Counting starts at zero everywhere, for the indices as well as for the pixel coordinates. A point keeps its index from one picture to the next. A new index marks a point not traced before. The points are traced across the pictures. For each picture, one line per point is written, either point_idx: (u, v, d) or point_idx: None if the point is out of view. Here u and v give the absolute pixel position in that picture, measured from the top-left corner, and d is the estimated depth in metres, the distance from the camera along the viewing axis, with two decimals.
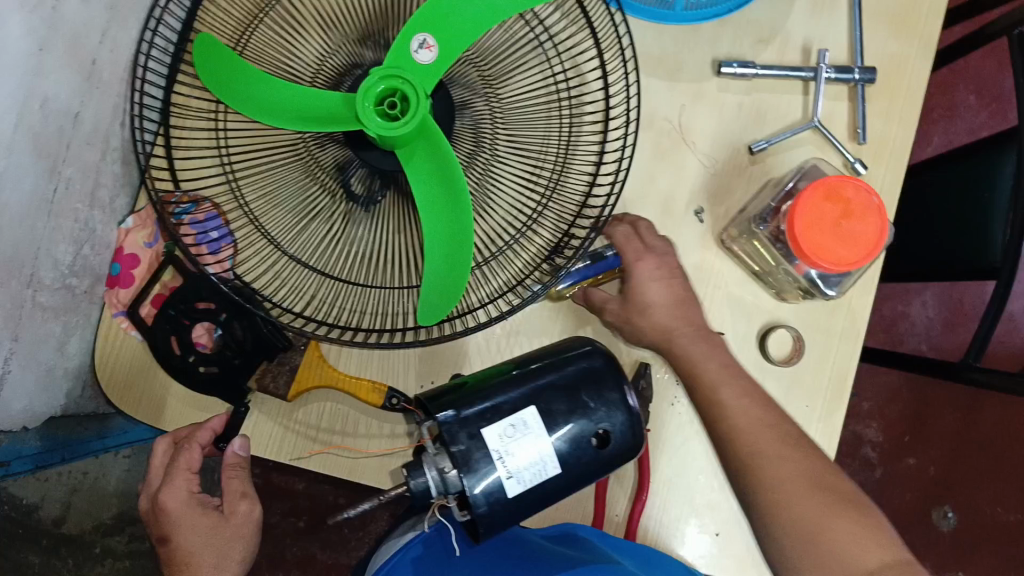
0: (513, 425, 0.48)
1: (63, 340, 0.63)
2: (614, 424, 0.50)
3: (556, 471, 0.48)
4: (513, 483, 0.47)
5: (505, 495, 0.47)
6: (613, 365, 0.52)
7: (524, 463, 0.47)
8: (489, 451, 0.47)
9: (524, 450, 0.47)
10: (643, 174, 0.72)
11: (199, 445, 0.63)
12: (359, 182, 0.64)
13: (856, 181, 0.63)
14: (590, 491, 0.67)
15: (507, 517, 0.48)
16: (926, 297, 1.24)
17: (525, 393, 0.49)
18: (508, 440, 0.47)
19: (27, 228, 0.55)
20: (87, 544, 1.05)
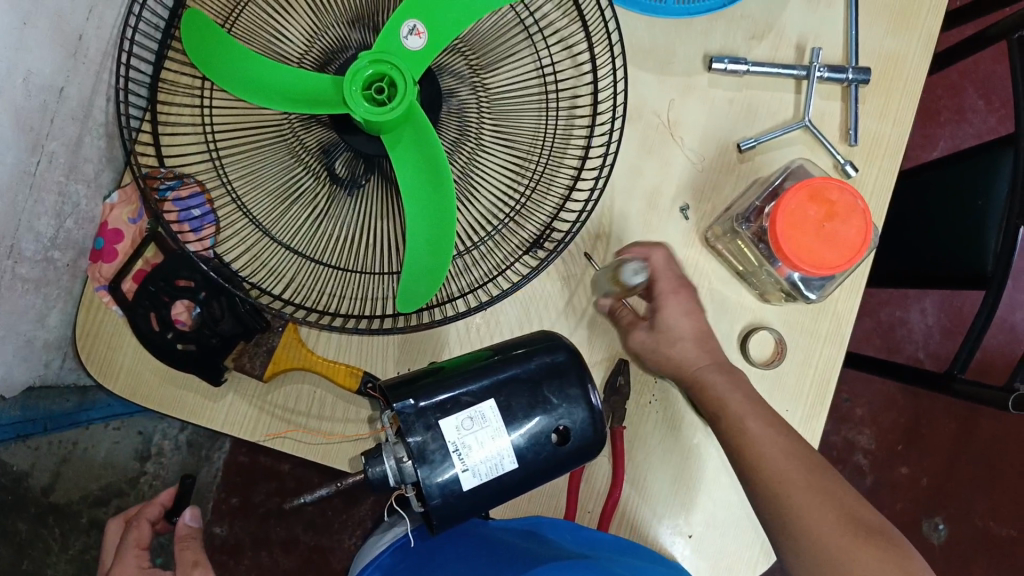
0: (471, 417, 0.48)
1: (43, 312, 0.64)
2: (575, 420, 0.50)
3: (512, 465, 0.48)
4: (468, 476, 0.47)
5: (460, 488, 0.47)
6: (576, 360, 0.52)
7: (480, 457, 0.48)
8: (445, 444, 0.47)
9: (479, 444, 0.48)
10: (631, 168, 0.72)
11: (147, 521, 0.77)
12: (343, 166, 0.65)
13: (841, 182, 0.62)
14: (563, 485, 0.67)
15: (462, 508, 0.48)
16: (924, 303, 1.22)
17: (487, 387, 0.49)
18: (464, 432, 0.48)
19: (8, 200, 0.56)
20: (74, 515, 1.07)
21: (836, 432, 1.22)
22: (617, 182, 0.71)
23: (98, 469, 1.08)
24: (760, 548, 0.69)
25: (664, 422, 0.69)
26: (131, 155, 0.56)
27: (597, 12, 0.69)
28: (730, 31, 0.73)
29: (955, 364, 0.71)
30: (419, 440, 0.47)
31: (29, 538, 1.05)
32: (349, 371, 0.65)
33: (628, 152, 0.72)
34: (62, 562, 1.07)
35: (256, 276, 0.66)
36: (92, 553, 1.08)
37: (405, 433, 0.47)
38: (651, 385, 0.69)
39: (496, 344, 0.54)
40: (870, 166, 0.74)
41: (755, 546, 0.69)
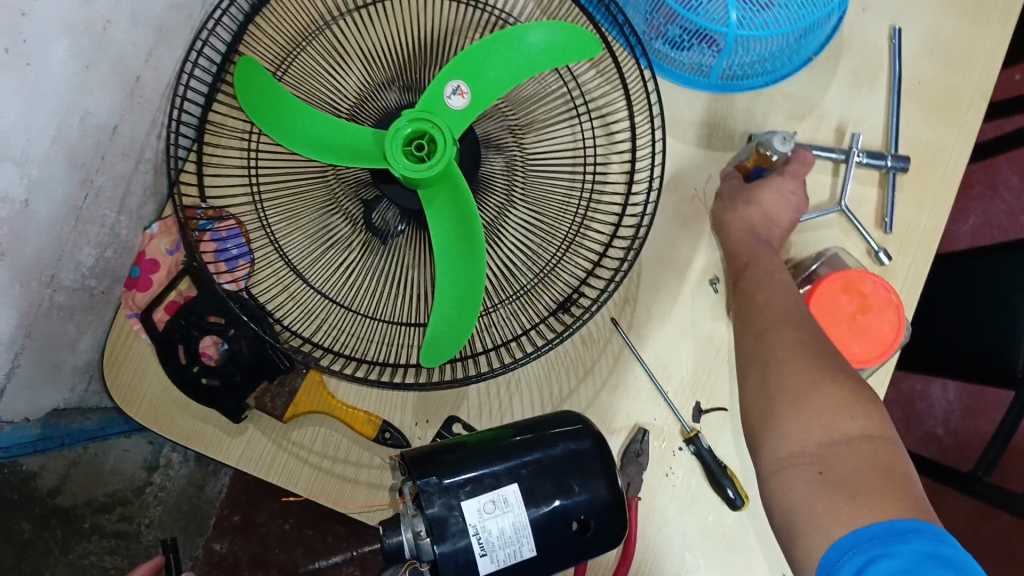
0: (493, 501, 0.48)
1: (75, 338, 0.64)
2: (595, 511, 0.50)
3: (531, 553, 0.49)
4: (486, 561, 0.47)
5: (477, 572, 0.47)
6: (601, 448, 0.52)
7: (499, 540, 0.48)
8: (466, 525, 0.47)
9: (498, 526, 0.48)
10: (663, 239, 0.72)
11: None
12: (380, 216, 0.66)
13: (878, 276, 0.62)
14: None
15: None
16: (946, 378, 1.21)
17: (511, 469, 0.49)
18: (486, 516, 0.48)
19: (53, 233, 0.55)
20: (77, 520, 1.07)
21: None
22: (650, 252, 0.72)
23: (106, 476, 1.08)
24: None
25: (679, 496, 0.69)
26: (175, 192, 0.58)
27: (639, 83, 0.71)
28: (773, 108, 0.74)
29: (981, 464, 0.73)
30: (440, 514, 0.47)
31: (31, 538, 1.05)
32: (368, 417, 0.67)
33: (661, 222, 0.72)
34: (61, 567, 1.06)
35: (284, 316, 0.67)
36: (91, 559, 1.08)
37: (425, 505, 0.47)
38: (668, 458, 0.69)
39: (518, 422, 0.54)
40: (904, 254, 0.74)
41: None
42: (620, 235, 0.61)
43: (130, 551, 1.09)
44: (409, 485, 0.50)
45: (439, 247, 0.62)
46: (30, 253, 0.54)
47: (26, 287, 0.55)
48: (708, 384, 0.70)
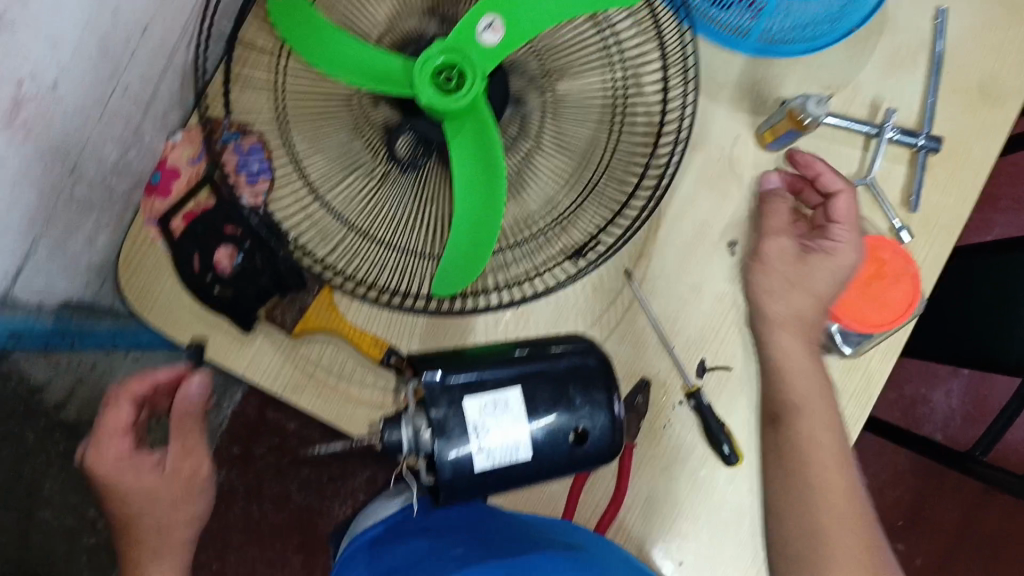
0: (495, 402, 0.48)
1: (93, 234, 0.64)
2: (594, 425, 0.50)
3: (527, 456, 0.49)
4: (482, 457, 0.48)
5: (472, 468, 0.48)
6: (604, 368, 0.52)
7: (496, 440, 0.48)
8: (465, 421, 0.48)
9: (497, 427, 0.48)
10: (684, 198, 0.71)
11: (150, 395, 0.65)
12: (404, 145, 0.65)
13: (894, 246, 0.62)
14: (563, 485, 0.69)
15: (472, 487, 0.49)
16: (950, 385, 1.20)
17: (513, 375, 0.50)
18: (486, 415, 0.48)
19: (76, 123, 0.55)
20: (82, 435, 1.10)
21: None
22: (669, 208, 0.71)
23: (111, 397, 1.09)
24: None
25: (673, 448, 0.69)
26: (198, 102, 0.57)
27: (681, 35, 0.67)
28: (808, 78, 0.73)
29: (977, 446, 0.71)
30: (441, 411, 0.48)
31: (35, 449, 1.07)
32: (373, 341, 0.67)
33: (684, 180, 0.71)
34: (61, 477, 1.11)
35: (301, 232, 0.66)
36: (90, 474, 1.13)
37: (431, 407, 0.48)
38: (666, 409, 0.70)
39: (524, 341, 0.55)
40: (925, 235, 0.73)
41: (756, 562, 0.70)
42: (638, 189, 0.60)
43: None
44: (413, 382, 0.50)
45: (459, 181, 0.61)
46: (55, 137, 0.53)
47: (48, 174, 0.55)
48: (714, 342, 0.71)
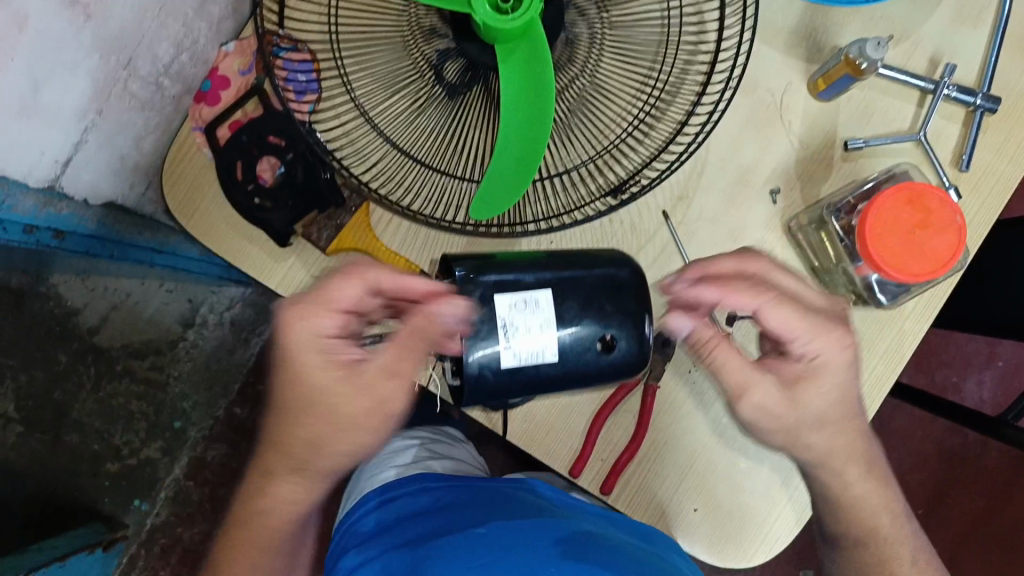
0: (525, 301, 0.50)
1: (140, 134, 0.65)
2: (622, 334, 0.52)
3: (553, 358, 0.51)
4: (508, 355, 0.50)
5: (499, 364, 0.49)
6: (637, 279, 0.54)
7: (524, 339, 0.50)
8: (495, 318, 0.50)
9: (526, 327, 0.50)
10: (731, 140, 0.70)
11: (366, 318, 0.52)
12: (451, 68, 0.64)
13: (943, 194, 0.61)
14: (590, 408, 0.68)
15: (499, 384, 0.51)
16: (982, 376, 1.17)
17: (547, 279, 0.52)
18: (515, 311, 0.50)
19: (138, 13, 0.56)
20: (110, 360, 1.11)
21: None
22: (714, 151, 0.70)
23: (143, 326, 1.11)
24: (767, 531, 0.70)
25: (697, 393, 0.69)
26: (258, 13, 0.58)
27: None
28: (867, 28, 0.71)
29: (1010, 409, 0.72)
30: (473, 308, 0.50)
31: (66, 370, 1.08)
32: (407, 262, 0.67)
33: (733, 124, 0.70)
34: (89, 401, 1.11)
35: (342, 153, 0.68)
36: (120, 400, 1.14)
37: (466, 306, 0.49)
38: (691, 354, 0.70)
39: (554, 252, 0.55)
40: (973, 197, 0.71)
41: (769, 522, 0.70)
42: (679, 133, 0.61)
43: (156, 399, 1.16)
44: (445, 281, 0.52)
45: (505, 104, 0.61)
46: (113, 26, 0.54)
47: (106, 62, 0.56)
48: None
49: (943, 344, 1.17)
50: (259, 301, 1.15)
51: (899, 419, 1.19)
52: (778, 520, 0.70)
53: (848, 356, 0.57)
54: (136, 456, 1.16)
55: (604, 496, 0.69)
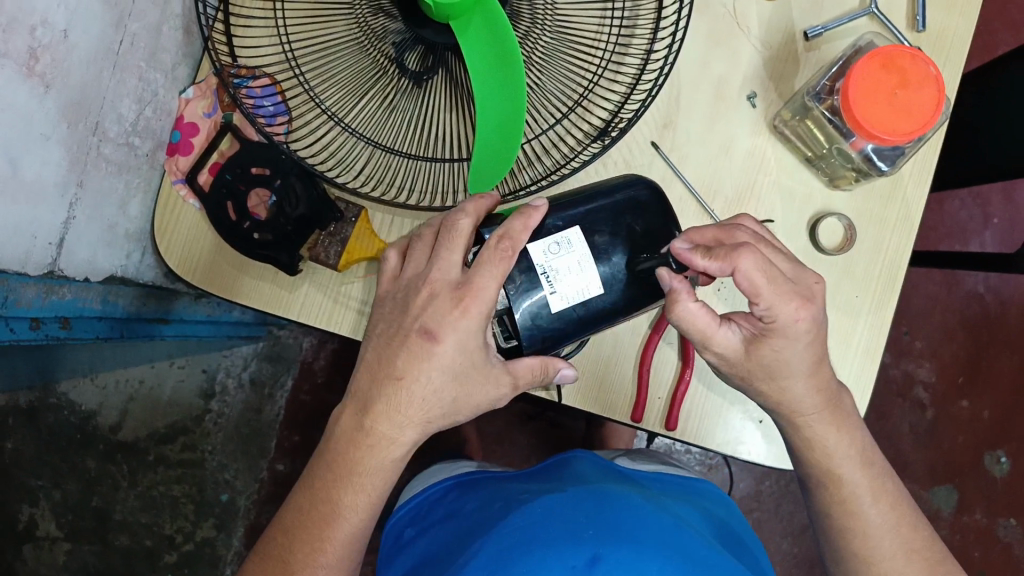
0: (558, 243, 0.55)
1: (125, 200, 0.65)
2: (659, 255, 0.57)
3: (598, 290, 0.55)
4: (556, 298, 0.54)
5: (549, 308, 0.54)
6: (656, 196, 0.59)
7: (566, 280, 0.54)
8: (533, 266, 0.54)
9: (565, 265, 0.54)
10: (696, 60, 0.70)
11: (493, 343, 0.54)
12: (413, 57, 0.63)
13: (912, 50, 0.62)
14: (633, 351, 0.69)
15: (553, 329, 0.55)
16: (984, 237, 1.20)
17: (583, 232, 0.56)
18: (550, 256, 0.54)
19: (95, 74, 0.56)
20: (142, 452, 1.12)
21: (895, 365, 1.22)
22: (682, 73, 0.70)
23: (164, 407, 1.12)
24: None
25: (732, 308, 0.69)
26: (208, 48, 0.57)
27: None
28: None
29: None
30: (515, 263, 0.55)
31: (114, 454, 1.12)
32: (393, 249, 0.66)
33: (694, 44, 0.70)
34: (130, 498, 1.12)
35: (329, 167, 0.67)
36: (160, 489, 1.13)
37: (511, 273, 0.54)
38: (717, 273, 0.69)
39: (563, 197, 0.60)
40: (938, 53, 0.71)
41: None
42: (648, 60, 0.61)
43: (196, 478, 1.13)
44: (472, 248, 0.56)
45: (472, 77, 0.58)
46: (74, 90, 0.55)
47: (74, 130, 0.56)
48: (753, 198, 0.71)
49: (938, 218, 1.20)
50: (273, 350, 1.13)
51: (918, 300, 1.22)
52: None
53: (804, 327, 0.53)
54: (192, 540, 1.13)
55: (669, 432, 0.70)
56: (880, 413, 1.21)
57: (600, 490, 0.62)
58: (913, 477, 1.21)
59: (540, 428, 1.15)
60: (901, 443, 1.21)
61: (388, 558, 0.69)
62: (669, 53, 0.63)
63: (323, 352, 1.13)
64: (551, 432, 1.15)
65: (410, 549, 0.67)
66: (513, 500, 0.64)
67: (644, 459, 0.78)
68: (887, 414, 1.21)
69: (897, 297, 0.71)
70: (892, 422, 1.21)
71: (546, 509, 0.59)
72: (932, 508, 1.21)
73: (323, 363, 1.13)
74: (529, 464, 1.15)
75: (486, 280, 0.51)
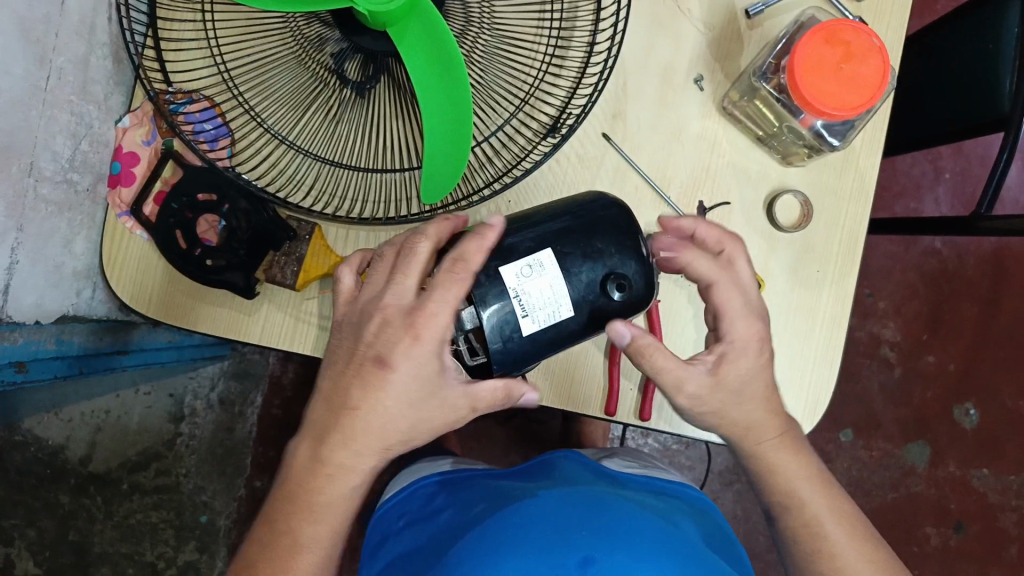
0: (530, 265, 0.54)
1: (70, 237, 0.62)
2: (626, 271, 0.57)
3: (568, 313, 0.55)
4: (528, 322, 0.54)
5: (521, 332, 0.54)
6: (626, 216, 0.59)
7: (538, 303, 0.54)
8: (506, 290, 0.54)
9: (537, 288, 0.54)
10: (639, 47, 0.70)
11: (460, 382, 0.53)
12: (354, 67, 0.62)
13: (856, 23, 0.62)
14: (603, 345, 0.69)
15: (525, 351, 0.55)
16: (937, 193, 1.23)
17: (543, 243, 0.56)
18: (523, 278, 0.54)
19: (21, 114, 0.54)
20: (115, 482, 1.10)
21: (860, 327, 1.25)
22: (628, 61, 0.70)
23: (134, 435, 1.10)
24: (807, 403, 0.71)
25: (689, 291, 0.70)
26: (140, 75, 0.55)
27: None
28: None
29: (982, 205, 0.76)
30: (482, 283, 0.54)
31: (86, 489, 1.10)
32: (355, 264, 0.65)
33: (637, 28, 0.70)
34: (108, 529, 1.10)
35: (278, 186, 0.66)
36: (137, 517, 1.11)
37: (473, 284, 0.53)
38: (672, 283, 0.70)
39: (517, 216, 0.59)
40: (878, 22, 0.72)
41: (801, 405, 0.71)
42: (592, 53, 0.61)
43: (174, 503, 1.11)
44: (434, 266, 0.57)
45: (416, 83, 0.56)
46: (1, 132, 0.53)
47: (7, 173, 0.54)
48: (709, 182, 0.71)
49: (890, 178, 1.23)
50: (240, 367, 1.11)
51: (877, 261, 1.25)
52: (812, 387, 0.71)
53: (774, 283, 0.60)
54: (176, 565, 1.12)
55: (644, 422, 0.70)
56: (849, 375, 1.24)
57: (594, 492, 0.63)
58: (887, 436, 1.25)
59: (516, 421, 1.16)
60: (871, 403, 1.25)
61: (366, 556, 0.69)
62: (613, 45, 0.62)
63: (291, 366, 1.11)
64: (528, 425, 1.16)
65: (392, 539, 0.67)
66: (509, 495, 0.64)
67: (634, 463, 0.78)
68: (857, 375, 1.24)
69: (857, 268, 0.72)
70: (862, 383, 1.24)
71: (538, 506, 0.60)
72: (907, 465, 1.25)
73: (292, 376, 1.11)
74: (510, 457, 1.16)
75: (444, 301, 0.51)
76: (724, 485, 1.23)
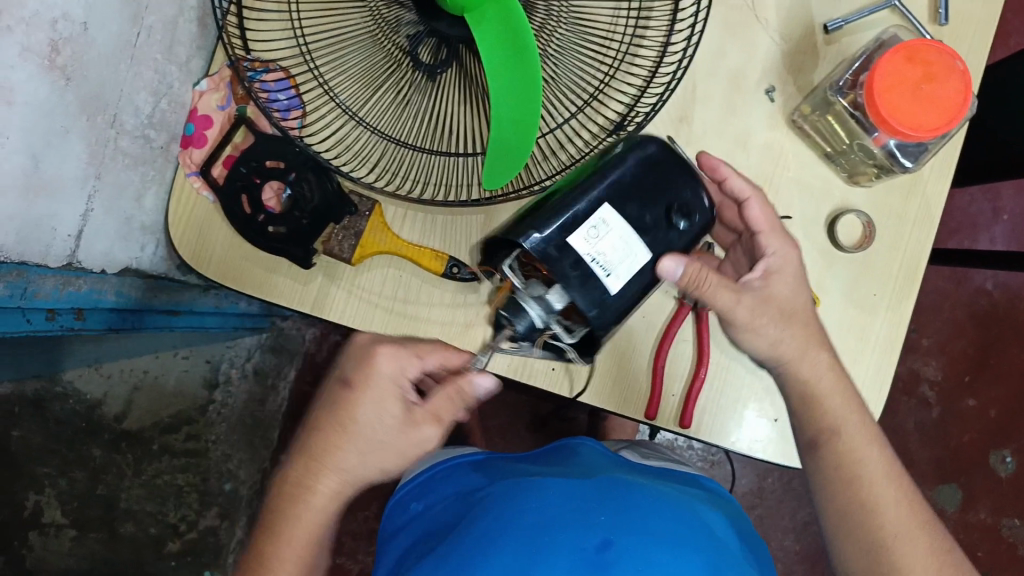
0: (596, 226, 0.56)
1: (140, 193, 0.64)
2: (691, 209, 0.58)
3: (646, 253, 0.57)
4: (614, 279, 0.56)
5: (611, 290, 0.56)
6: (698, 204, 0.59)
7: (616, 257, 0.56)
8: (582, 258, 0.55)
9: (610, 244, 0.56)
10: (712, 52, 0.70)
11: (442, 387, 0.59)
12: (427, 50, 0.62)
13: (938, 43, 0.61)
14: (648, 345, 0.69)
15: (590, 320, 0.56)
16: (994, 232, 1.20)
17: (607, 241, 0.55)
18: (594, 241, 0.56)
19: (112, 68, 0.56)
20: (147, 442, 1.12)
21: (901, 362, 1.22)
22: (699, 66, 0.70)
23: (169, 398, 1.12)
24: None
25: None
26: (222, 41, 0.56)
27: None
28: None
29: None
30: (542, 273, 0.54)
31: (118, 446, 1.12)
32: (412, 244, 0.66)
33: (711, 34, 0.70)
34: (135, 486, 1.12)
35: (343, 160, 0.67)
36: (164, 477, 1.13)
37: None
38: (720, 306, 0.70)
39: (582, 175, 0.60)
40: (957, 48, 0.71)
41: None
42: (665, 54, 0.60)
43: (201, 468, 1.13)
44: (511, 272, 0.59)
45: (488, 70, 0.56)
46: (92, 82, 0.54)
47: (92, 123, 0.56)
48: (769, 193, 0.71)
49: (945, 213, 1.20)
50: (277, 341, 1.13)
51: (925, 296, 1.22)
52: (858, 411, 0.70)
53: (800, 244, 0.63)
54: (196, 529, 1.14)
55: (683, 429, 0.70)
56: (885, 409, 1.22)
57: (612, 480, 0.62)
58: (919, 476, 1.22)
59: (542, 420, 1.15)
60: (906, 440, 1.22)
61: (387, 533, 0.70)
62: (687, 48, 0.62)
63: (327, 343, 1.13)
64: (554, 426, 1.15)
65: (412, 521, 0.68)
66: (522, 479, 0.64)
67: (654, 455, 0.78)
68: (893, 411, 1.22)
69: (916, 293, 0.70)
70: (898, 419, 1.22)
71: (551, 495, 0.59)
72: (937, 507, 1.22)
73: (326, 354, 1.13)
74: None
75: None
76: (746, 507, 1.22)
